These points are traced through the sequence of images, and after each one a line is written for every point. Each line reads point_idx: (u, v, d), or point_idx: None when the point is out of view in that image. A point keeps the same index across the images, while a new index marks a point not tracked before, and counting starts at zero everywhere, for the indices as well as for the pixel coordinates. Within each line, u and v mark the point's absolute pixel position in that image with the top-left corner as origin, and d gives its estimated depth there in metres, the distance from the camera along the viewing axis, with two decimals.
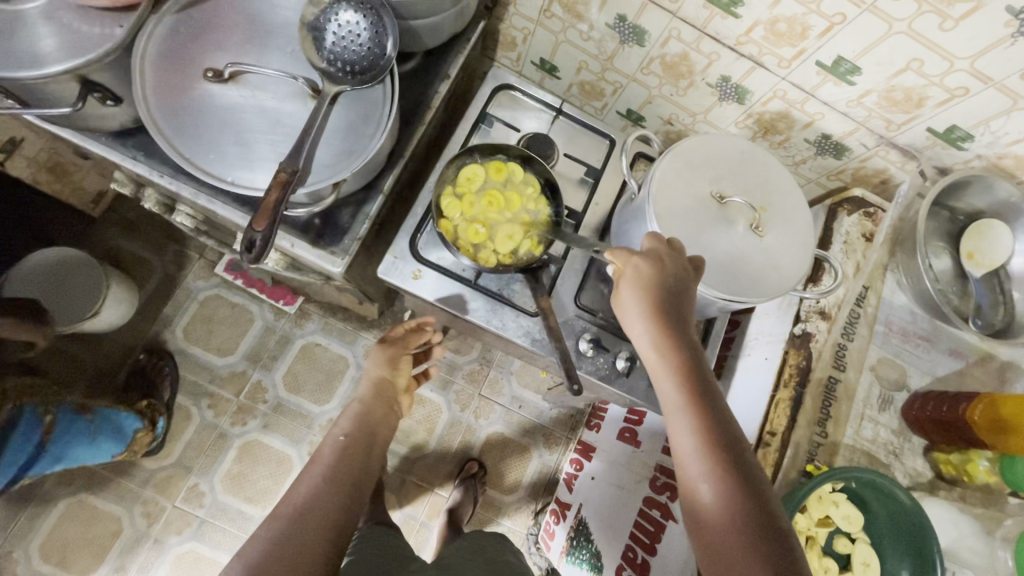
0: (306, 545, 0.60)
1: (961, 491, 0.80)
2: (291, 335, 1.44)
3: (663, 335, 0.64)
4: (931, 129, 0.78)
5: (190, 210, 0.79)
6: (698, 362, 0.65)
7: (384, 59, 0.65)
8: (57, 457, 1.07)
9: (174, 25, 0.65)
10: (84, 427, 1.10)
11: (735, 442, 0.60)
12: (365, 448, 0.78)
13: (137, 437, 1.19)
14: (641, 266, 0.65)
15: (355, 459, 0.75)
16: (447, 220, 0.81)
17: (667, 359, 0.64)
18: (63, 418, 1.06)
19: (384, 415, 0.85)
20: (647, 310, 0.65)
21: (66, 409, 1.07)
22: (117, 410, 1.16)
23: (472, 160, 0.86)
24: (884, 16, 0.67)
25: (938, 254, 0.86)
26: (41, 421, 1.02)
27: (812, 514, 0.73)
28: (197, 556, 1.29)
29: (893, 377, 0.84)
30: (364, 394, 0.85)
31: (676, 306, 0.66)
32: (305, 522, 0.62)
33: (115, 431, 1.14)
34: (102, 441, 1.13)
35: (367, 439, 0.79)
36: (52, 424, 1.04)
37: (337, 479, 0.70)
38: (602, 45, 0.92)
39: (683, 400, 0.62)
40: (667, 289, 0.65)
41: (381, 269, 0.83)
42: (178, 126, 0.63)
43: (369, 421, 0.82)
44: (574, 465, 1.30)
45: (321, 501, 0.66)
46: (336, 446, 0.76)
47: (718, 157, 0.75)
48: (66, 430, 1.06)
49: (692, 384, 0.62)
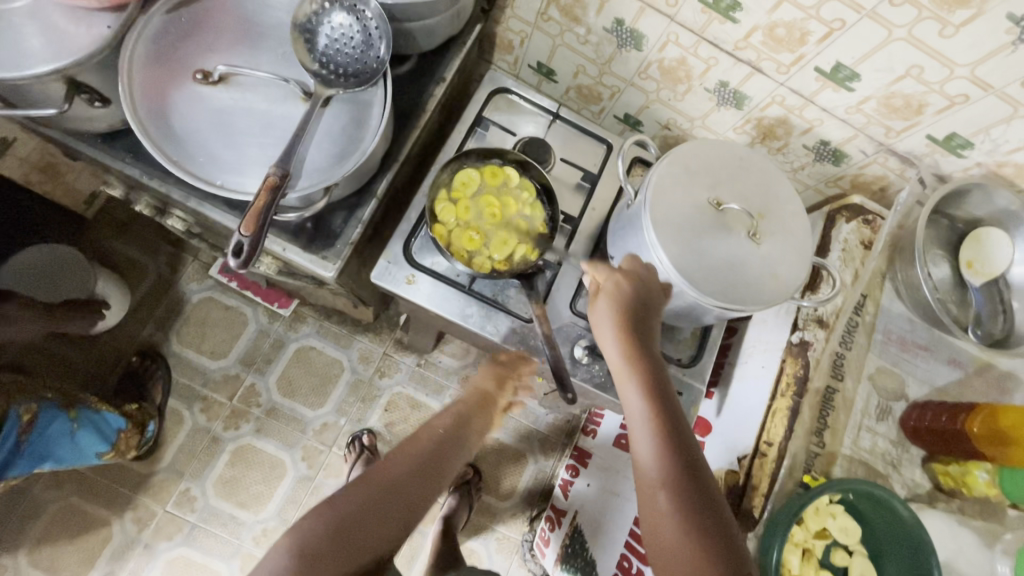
0: (361, 533, 0.65)
1: (959, 503, 0.78)
2: (285, 338, 1.43)
3: (632, 349, 0.68)
4: (931, 136, 0.78)
5: (182, 214, 0.78)
6: (664, 377, 0.68)
7: (377, 62, 0.65)
8: (39, 456, 1.03)
9: (164, 25, 0.63)
10: (66, 424, 1.07)
11: (693, 456, 0.63)
12: (450, 456, 0.78)
13: (122, 437, 1.16)
14: (618, 283, 0.71)
15: (438, 464, 0.76)
16: (441, 225, 0.81)
17: (634, 370, 0.67)
18: (46, 415, 1.03)
19: (474, 429, 0.85)
20: (619, 324, 0.69)
21: (49, 407, 1.04)
22: (97, 411, 1.14)
23: (468, 164, 0.85)
24: (884, 23, 0.66)
25: (937, 262, 0.85)
26: (22, 416, 0.99)
27: (809, 527, 0.72)
28: (187, 562, 1.27)
29: (892, 387, 0.83)
30: (466, 404, 0.86)
31: (645, 324, 0.70)
32: (369, 512, 0.67)
33: (96, 430, 1.12)
34: (85, 439, 1.11)
35: (454, 448, 0.80)
36: (34, 421, 1.01)
37: (415, 479, 0.72)
38: (600, 49, 0.92)
39: (647, 411, 0.65)
40: (636, 306, 0.70)
41: (374, 274, 0.82)
42: (166, 128, 0.62)
43: (461, 432, 0.82)
44: (568, 471, 1.25)
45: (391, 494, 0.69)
46: (427, 444, 0.77)
47: (715, 163, 0.75)
48: (48, 427, 1.03)
49: (657, 397, 0.66)
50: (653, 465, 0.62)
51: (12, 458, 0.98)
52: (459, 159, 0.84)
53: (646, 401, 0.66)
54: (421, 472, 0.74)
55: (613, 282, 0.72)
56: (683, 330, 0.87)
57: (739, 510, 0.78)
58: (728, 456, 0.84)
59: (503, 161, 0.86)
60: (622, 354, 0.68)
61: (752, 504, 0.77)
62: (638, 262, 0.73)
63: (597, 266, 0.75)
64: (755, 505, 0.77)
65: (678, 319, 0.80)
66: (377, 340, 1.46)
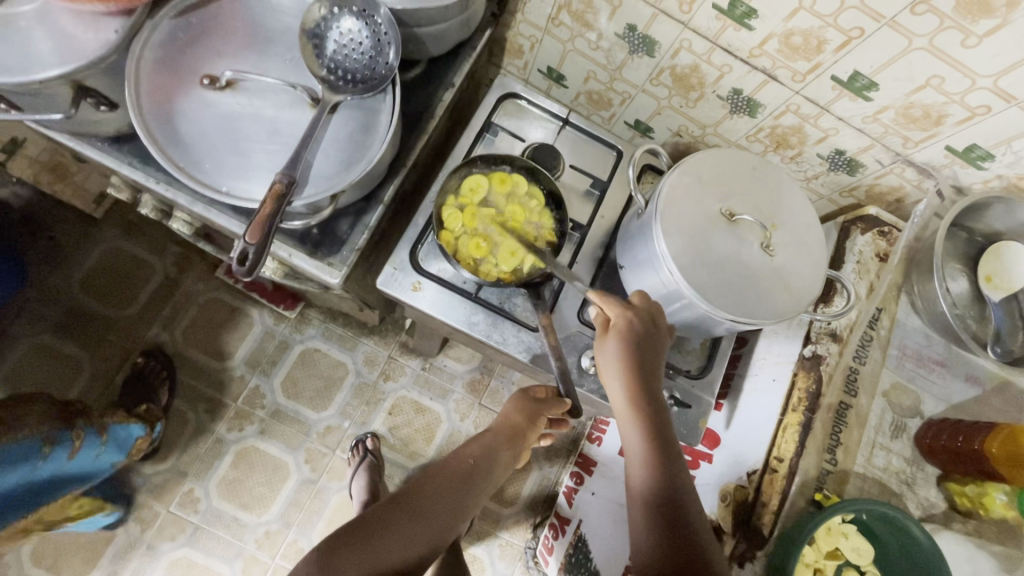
0: (386, 548, 0.68)
1: (975, 525, 0.76)
2: (290, 340, 1.42)
3: (637, 393, 0.68)
4: (950, 147, 0.76)
5: (186, 217, 0.78)
6: (666, 419, 0.69)
7: (385, 68, 0.64)
8: (66, 480, 1.02)
9: (172, 29, 0.63)
10: (100, 448, 1.08)
11: (687, 503, 0.64)
12: (475, 481, 0.82)
13: (138, 444, 1.18)
14: (630, 320, 0.69)
15: (463, 489, 0.80)
16: (448, 232, 0.80)
17: (636, 413, 0.68)
18: (87, 441, 1.05)
19: (506, 458, 0.87)
20: (624, 364, 0.68)
21: (90, 430, 1.06)
22: (123, 425, 1.14)
23: (477, 171, 0.84)
24: (904, 32, 0.64)
25: (955, 276, 0.83)
26: (71, 443, 1.01)
27: (820, 547, 0.70)
28: (190, 563, 1.27)
29: (907, 403, 0.81)
30: (498, 433, 0.88)
31: (650, 365, 0.69)
32: (395, 529, 0.71)
33: (120, 447, 1.13)
34: (109, 455, 1.11)
35: (480, 475, 0.83)
36: (80, 447, 1.03)
37: (437, 503, 0.76)
38: (611, 55, 0.90)
39: (646, 456, 0.66)
40: (641, 345, 0.69)
41: (380, 280, 0.82)
42: (173, 134, 0.61)
43: (488, 461, 0.85)
44: (573, 478, 1.24)
45: (415, 516, 0.73)
46: (453, 471, 0.82)
47: (728, 173, 0.73)
48: (86, 454, 1.05)
49: (656, 441, 0.67)
50: (646, 510, 0.65)
51: (48, 481, 0.98)
52: (467, 165, 0.83)
53: (645, 443, 0.67)
54: (446, 495, 0.78)
55: (624, 318, 0.69)
56: (692, 341, 0.86)
57: (748, 525, 0.77)
58: (738, 471, 0.82)
59: (512, 169, 0.85)
60: (625, 396, 0.68)
61: (761, 521, 0.76)
62: (649, 301, 0.72)
63: (606, 297, 0.71)
64: (764, 523, 0.76)
65: (687, 330, 0.79)
66: (383, 343, 1.45)
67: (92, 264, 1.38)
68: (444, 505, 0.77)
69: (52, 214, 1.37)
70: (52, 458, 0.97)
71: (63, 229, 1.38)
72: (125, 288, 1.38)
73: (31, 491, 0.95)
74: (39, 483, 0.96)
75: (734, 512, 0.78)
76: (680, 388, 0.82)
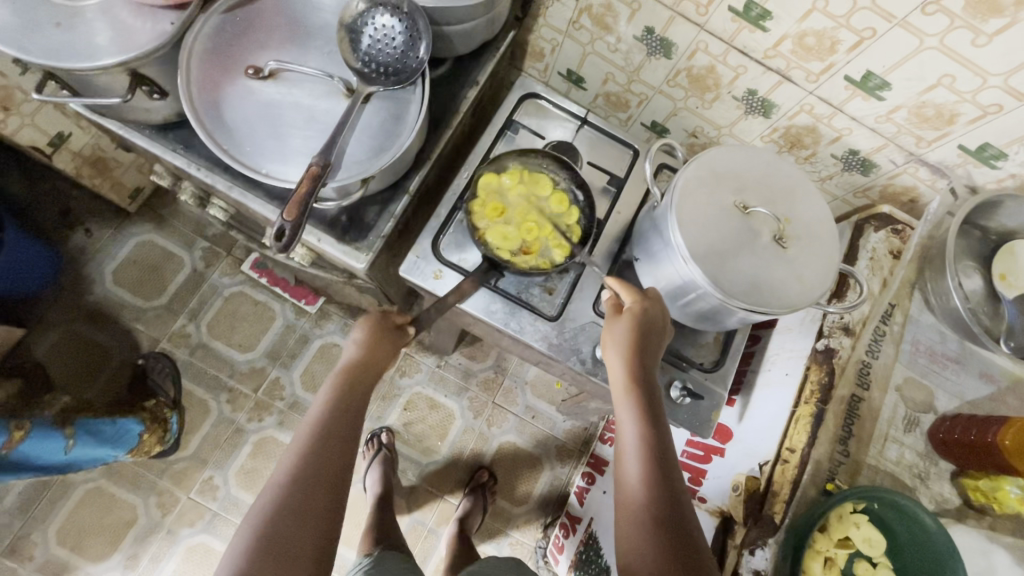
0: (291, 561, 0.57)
1: (990, 520, 0.77)
2: (311, 334, 1.46)
3: (637, 371, 0.70)
4: (963, 146, 0.77)
5: (223, 204, 0.83)
6: (660, 408, 0.70)
7: (416, 62, 0.67)
8: (19, 463, 1.05)
9: (220, 24, 0.67)
10: (61, 443, 1.09)
11: (677, 491, 0.63)
12: (349, 431, 0.70)
13: (143, 439, 1.22)
14: (642, 307, 0.73)
15: (341, 426, 0.70)
16: (493, 176, 0.85)
17: (633, 392, 0.69)
18: (37, 433, 1.05)
19: (368, 397, 0.76)
20: (630, 343, 0.71)
21: (42, 423, 1.07)
22: (108, 421, 1.17)
23: (554, 179, 0.88)
24: (915, 31, 0.66)
25: (968, 273, 0.84)
26: (9, 432, 1.01)
27: (831, 535, 0.71)
28: (207, 549, 1.30)
29: (920, 399, 0.82)
30: (339, 372, 0.76)
31: (651, 351, 0.72)
32: (284, 524, 0.59)
33: (108, 442, 1.16)
34: (98, 446, 1.15)
35: (353, 423, 0.71)
36: (20, 438, 1.03)
37: (308, 485, 0.62)
38: (629, 57, 0.94)
39: (641, 432, 0.66)
40: (644, 330, 0.72)
41: (403, 268, 0.85)
42: (216, 118, 0.65)
43: (346, 408, 0.72)
44: (585, 479, 1.28)
45: (301, 507, 0.61)
46: (301, 444, 0.66)
47: (742, 167, 0.75)
48: (32, 445, 1.05)
49: (652, 425, 0.67)
50: (637, 490, 0.63)
51: None
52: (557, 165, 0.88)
53: (640, 423, 0.67)
54: (332, 453, 0.66)
55: (639, 305, 0.73)
56: (704, 335, 0.87)
57: (760, 515, 0.78)
58: (749, 462, 0.84)
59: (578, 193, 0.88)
60: (626, 374, 0.70)
61: (772, 510, 0.77)
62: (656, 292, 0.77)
63: (625, 285, 0.76)
64: (776, 511, 0.77)
65: (699, 321, 0.80)
66: None
67: (124, 255, 1.44)
68: (328, 483, 0.64)
69: (88, 207, 1.43)
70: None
71: (98, 222, 1.44)
72: (155, 279, 1.44)
73: None
74: None
75: (745, 502, 0.81)
76: (693, 380, 0.84)
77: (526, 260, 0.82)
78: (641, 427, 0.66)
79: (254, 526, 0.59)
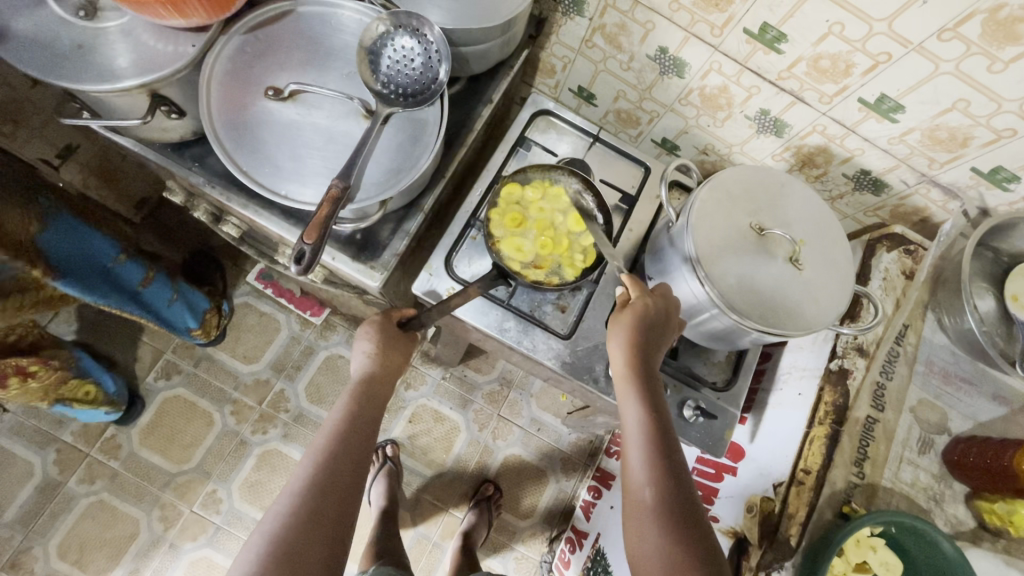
0: (306, 565, 0.56)
1: (1005, 543, 0.79)
2: (316, 345, 1.45)
3: (639, 361, 0.70)
4: (976, 169, 0.78)
5: (237, 221, 0.83)
6: (662, 399, 0.70)
7: (434, 83, 0.68)
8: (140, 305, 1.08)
9: (240, 45, 0.68)
10: (169, 294, 1.13)
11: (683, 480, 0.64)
12: (365, 445, 0.69)
13: (207, 318, 1.27)
14: (648, 301, 0.72)
15: (358, 440, 0.69)
16: (515, 187, 0.85)
17: (636, 384, 0.69)
18: (159, 280, 1.09)
19: (382, 410, 0.75)
20: (633, 336, 0.70)
21: (162, 277, 1.10)
22: (192, 289, 1.21)
23: (574, 197, 0.87)
24: (930, 57, 0.67)
25: (981, 295, 0.85)
26: (146, 271, 1.04)
27: (849, 558, 0.74)
28: (210, 563, 1.29)
29: (933, 419, 0.84)
30: (354, 383, 0.74)
31: (655, 343, 0.71)
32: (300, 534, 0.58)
33: (188, 308, 1.19)
34: (178, 312, 1.17)
35: (369, 437, 0.70)
36: (151, 280, 1.06)
37: (322, 495, 0.62)
38: (642, 76, 0.94)
39: (646, 426, 0.67)
40: (646, 320, 0.71)
41: (416, 286, 0.85)
42: (237, 140, 0.65)
43: (360, 424, 0.70)
44: (590, 493, 1.26)
45: (314, 520, 0.59)
46: (316, 454, 0.65)
47: (757, 188, 0.75)
48: (156, 290, 1.09)
49: (654, 413, 0.68)
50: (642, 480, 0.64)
51: (133, 293, 1.04)
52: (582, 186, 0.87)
53: (644, 416, 0.68)
54: (346, 466, 0.65)
55: (644, 297, 0.72)
56: (716, 354, 0.88)
57: (775, 536, 0.80)
58: (763, 482, 0.85)
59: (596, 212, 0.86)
60: (628, 366, 0.70)
61: (789, 533, 0.79)
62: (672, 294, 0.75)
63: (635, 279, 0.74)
64: (791, 534, 0.79)
65: (711, 340, 0.80)
66: None
67: None
68: (340, 493, 0.63)
69: None
70: (126, 270, 1.00)
71: None
72: None
73: (121, 298, 1.02)
74: (117, 291, 1.00)
75: (760, 524, 0.82)
76: (706, 400, 0.83)
77: (537, 274, 0.82)
78: (644, 418, 0.68)
79: (265, 533, 0.58)
